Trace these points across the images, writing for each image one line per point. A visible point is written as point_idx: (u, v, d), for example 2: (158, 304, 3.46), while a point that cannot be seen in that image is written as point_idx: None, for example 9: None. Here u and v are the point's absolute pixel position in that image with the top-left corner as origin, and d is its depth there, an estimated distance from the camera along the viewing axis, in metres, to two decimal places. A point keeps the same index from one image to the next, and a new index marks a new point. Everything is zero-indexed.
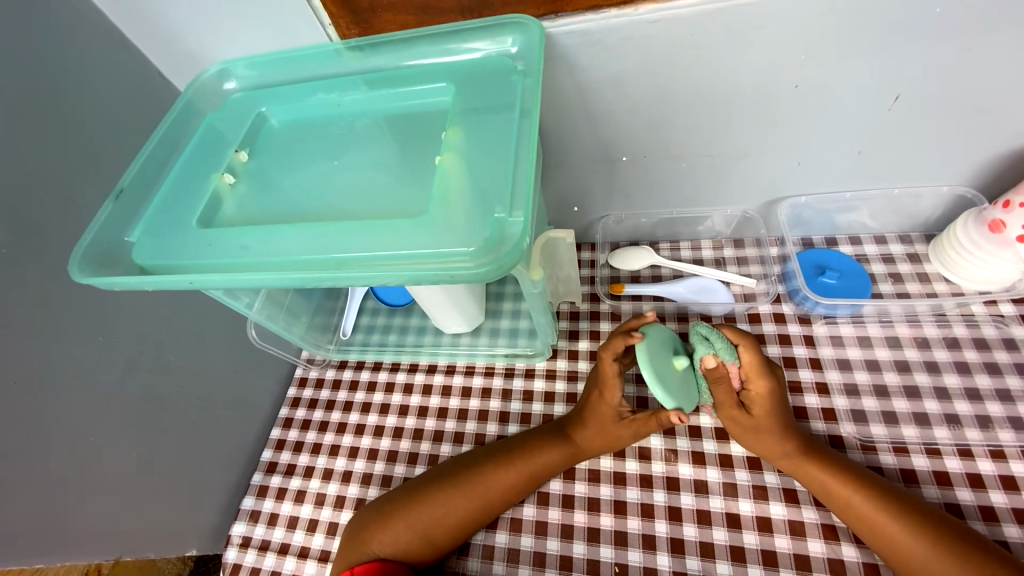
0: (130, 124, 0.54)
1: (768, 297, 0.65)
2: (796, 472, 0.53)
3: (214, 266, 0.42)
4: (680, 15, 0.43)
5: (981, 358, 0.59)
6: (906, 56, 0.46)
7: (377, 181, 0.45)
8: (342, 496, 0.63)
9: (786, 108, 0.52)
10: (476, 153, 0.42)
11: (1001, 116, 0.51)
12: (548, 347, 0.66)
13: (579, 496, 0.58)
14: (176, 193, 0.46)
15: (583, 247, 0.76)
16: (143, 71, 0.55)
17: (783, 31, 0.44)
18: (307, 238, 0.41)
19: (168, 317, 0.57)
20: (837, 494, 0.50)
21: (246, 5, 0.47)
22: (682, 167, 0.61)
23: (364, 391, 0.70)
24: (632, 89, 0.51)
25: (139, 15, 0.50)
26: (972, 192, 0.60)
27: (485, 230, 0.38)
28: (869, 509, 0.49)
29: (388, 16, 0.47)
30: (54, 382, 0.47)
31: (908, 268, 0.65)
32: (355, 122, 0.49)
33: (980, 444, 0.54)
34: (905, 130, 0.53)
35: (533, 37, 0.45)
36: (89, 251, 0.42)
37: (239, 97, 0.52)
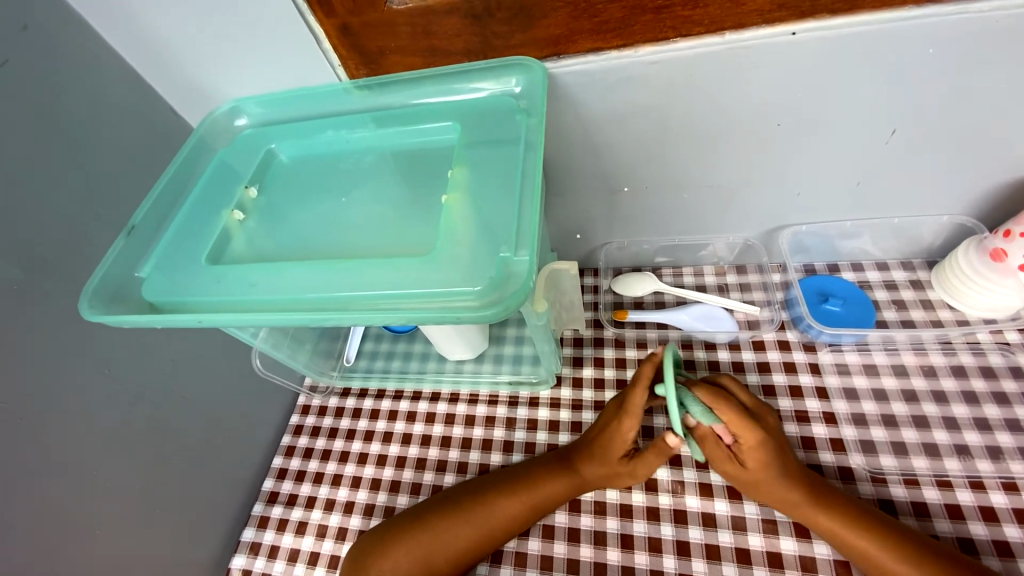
0: (143, 159, 0.55)
1: (772, 325, 0.65)
2: (810, 522, 0.51)
3: (223, 304, 0.42)
4: (678, 56, 0.44)
5: (988, 387, 0.58)
6: (902, 92, 0.47)
7: (385, 218, 0.45)
8: (344, 528, 0.62)
9: (784, 142, 0.53)
10: (482, 191, 0.42)
11: (997, 149, 0.52)
12: (551, 375, 0.66)
13: (584, 528, 0.57)
14: (187, 230, 0.47)
15: (586, 273, 0.76)
16: (157, 108, 0.56)
17: (779, 70, 0.45)
18: (315, 276, 0.42)
19: (173, 347, 0.58)
20: (854, 543, 0.49)
21: (259, 48, 0.48)
22: (683, 197, 0.62)
23: (367, 419, 0.70)
24: (633, 124, 0.52)
25: (155, 56, 0.52)
26: (972, 222, 0.60)
27: (491, 269, 0.38)
28: (889, 557, 0.47)
29: (395, 58, 0.48)
30: (60, 415, 0.47)
31: (912, 295, 0.66)
32: (363, 158, 0.50)
33: (992, 476, 0.53)
34: (902, 161, 0.54)
35: (536, 78, 0.46)
36: (100, 288, 0.43)
37: (249, 134, 0.53)
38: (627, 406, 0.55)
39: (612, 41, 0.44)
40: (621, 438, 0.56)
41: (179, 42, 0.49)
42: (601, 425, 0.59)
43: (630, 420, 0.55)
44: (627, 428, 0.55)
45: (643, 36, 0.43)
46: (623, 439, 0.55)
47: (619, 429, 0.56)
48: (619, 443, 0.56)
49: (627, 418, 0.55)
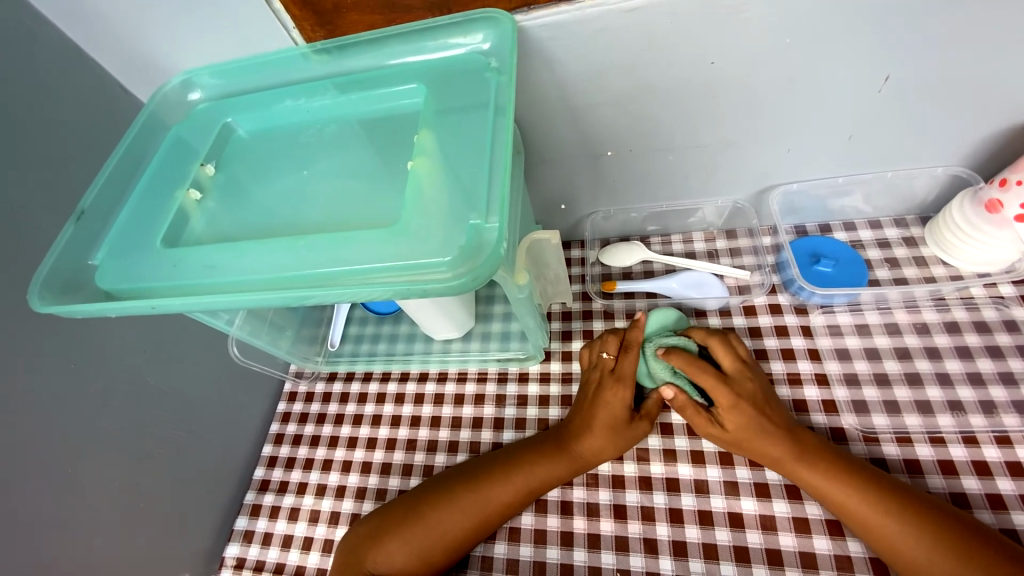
0: (93, 141, 0.52)
1: (762, 289, 0.64)
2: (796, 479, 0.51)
3: (184, 288, 0.40)
4: (657, 2, 0.41)
5: (982, 342, 0.57)
6: (899, 34, 0.44)
7: (350, 191, 0.43)
8: (336, 512, 0.61)
9: (772, 96, 0.50)
10: (449, 156, 0.40)
11: (995, 93, 0.49)
12: (540, 351, 0.65)
13: (577, 501, 0.57)
14: (140, 212, 0.44)
15: (573, 245, 0.75)
16: (105, 85, 0.53)
17: (766, 14, 0.42)
18: (280, 255, 0.39)
19: (143, 339, 0.56)
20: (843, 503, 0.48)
21: (205, 8, 0.44)
22: (668, 160, 0.59)
23: (355, 403, 0.69)
24: (611, 82, 0.49)
25: (95, 26, 0.48)
26: (968, 172, 0.58)
27: (460, 238, 0.36)
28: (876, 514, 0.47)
29: (354, 16, 0.44)
30: (24, 414, 0.45)
31: (905, 252, 0.64)
32: (326, 129, 0.47)
33: (985, 430, 0.52)
34: (895, 112, 0.52)
35: (506, 32, 0.43)
36: (49, 278, 0.40)
37: (204, 107, 0.50)
38: (618, 372, 0.56)
39: None
40: (622, 403, 0.55)
41: (117, 8, 0.46)
42: (590, 399, 0.57)
43: (624, 384, 0.56)
44: (625, 393, 0.55)
45: None
46: (620, 404, 0.55)
47: (615, 396, 0.55)
48: (622, 410, 0.55)
49: (622, 385, 0.56)
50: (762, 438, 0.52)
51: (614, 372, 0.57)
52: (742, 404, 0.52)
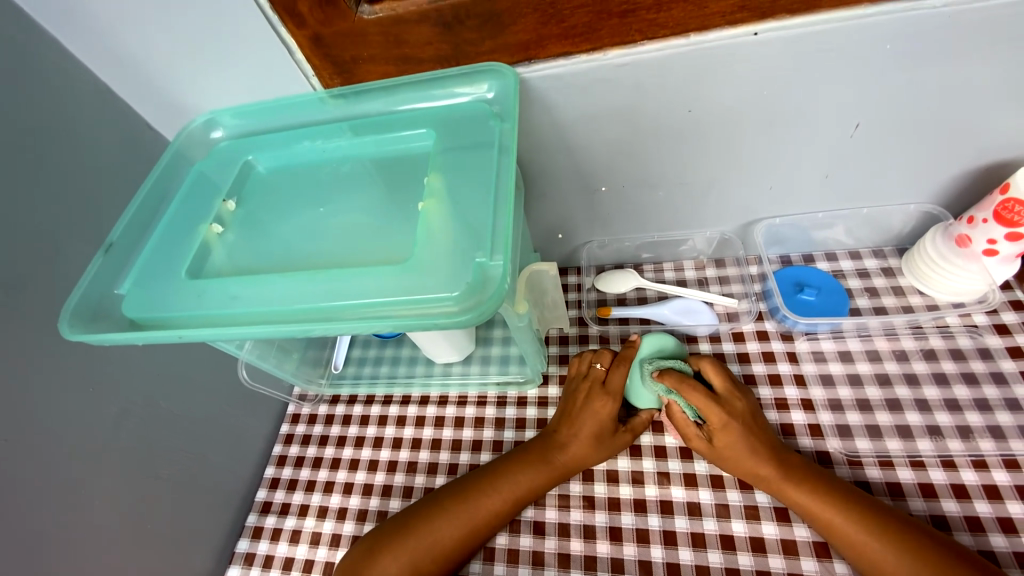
0: (119, 175, 0.55)
1: (750, 316, 0.67)
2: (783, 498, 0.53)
3: (206, 319, 0.42)
4: (646, 58, 0.45)
5: (958, 369, 0.60)
6: (865, 88, 0.48)
7: (363, 227, 0.46)
8: (338, 534, 0.63)
9: (753, 139, 0.54)
10: (457, 198, 0.43)
11: (957, 139, 0.54)
12: (538, 375, 0.67)
13: (574, 523, 0.58)
14: (165, 246, 0.47)
15: (569, 272, 0.78)
16: (132, 123, 0.56)
17: (744, 71, 0.46)
18: (297, 288, 0.42)
19: (157, 362, 0.58)
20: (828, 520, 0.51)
21: (232, 57, 0.48)
22: (659, 195, 0.63)
23: (357, 425, 0.71)
24: (605, 126, 0.53)
25: (128, 71, 0.52)
26: (938, 209, 0.62)
27: (467, 275, 0.39)
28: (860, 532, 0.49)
29: (369, 66, 0.48)
30: (43, 436, 0.47)
31: (884, 282, 0.67)
32: (340, 168, 0.50)
33: (963, 454, 0.55)
34: (867, 155, 0.56)
35: (509, 83, 0.47)
36: (78, 308, 0.42)
37: (226, 145, 0.53)
38: (607, 387, 0.59)
39: (581, 45, 0.45)
40: (608, 416, 0.58)
41: (151, 56, 0.50)
42: (578, 410, 0.60)
43: (611, 398, 0.59)
44: (612, 407, 0.59)
45: (610, 39, 0.44)
46: (606, 417, 0.58)
47: (602, 409, 0.59)
48: (608, 422, 0.58)
49: (609, 399, 0.59)
50: (752, 458, 0.54)
51: (602, 386, 0.60)
52: (734, 424, 0.55)
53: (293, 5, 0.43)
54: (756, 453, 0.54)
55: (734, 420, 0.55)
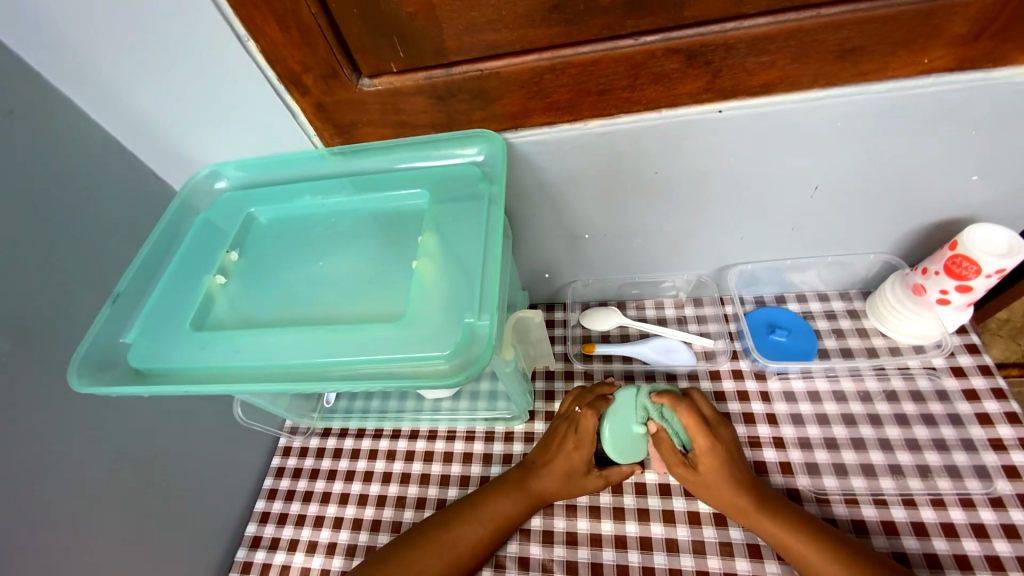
0: (124, 221, 0.57)
1: (726, 356, 0.71)
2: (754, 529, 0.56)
3: (208, 370, 0.45)
4: (623, 129, 0.50)
5: (918, 410, 0.64)
6: (822, 155, 0.53)
7: (359, 281, 0.49)
8: (326, 569, 0.64)
9: (723, 197, 0.59)
10: (448, 258, 0.47)
11: (909, 199, 0.59)
12: (524, 412, 0.70)
13: (557, 559, 0.60)
14: (169, 297, 0.49)
15: (556, 308, 0.81)
16: (139, 172, 0.59)
17: (711, 141, 0.51)
18: (294, 342, 0.45)
19: (154, 401, 0.59)
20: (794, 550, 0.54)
21: (240, 118, 0.52)
22: (638, 242, 0.67)
23: (347, 459, 0.72)
24: (587, 183, 0.57)
25: (139, 127, 0.55)
26: (894, 259, 0.67)
27: (455, 334, 0.43)
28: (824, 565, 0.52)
29: (368, 129, 0.52)
30: (43, 479, 0.49)
31: (850, 324, 0.72)
32: (339, 221, 0.54)
33: (922, 493, 0.58)
34: (828, 211, 0.61)
35: (497, 149, 0.51)
36: (86, 359, 0.45)
37: (230, 196, 0.56)
38: (582, 432, 0.62)
39: (564, 116, 0.49)
40: (579, 458, 0.61)
41: (162, 116, 0.53)
42: (552, 449, 0.62)
43: (585, 444, 0.61)
44: (584, 451, 0.61)
45: (590, 112, 0.49)
46: (578, 459, 0.61)
47: (574, 451, 0.61)
48: (579, 463, 0.61)
49: (582, 442, 0.62)
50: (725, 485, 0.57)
51: (578, 432, 0.62)
52: (718, 448, 0.59)
53: (300, 78, 0.47)
54: (736, 480, 0.58)
55: (719, 445, 0.59)
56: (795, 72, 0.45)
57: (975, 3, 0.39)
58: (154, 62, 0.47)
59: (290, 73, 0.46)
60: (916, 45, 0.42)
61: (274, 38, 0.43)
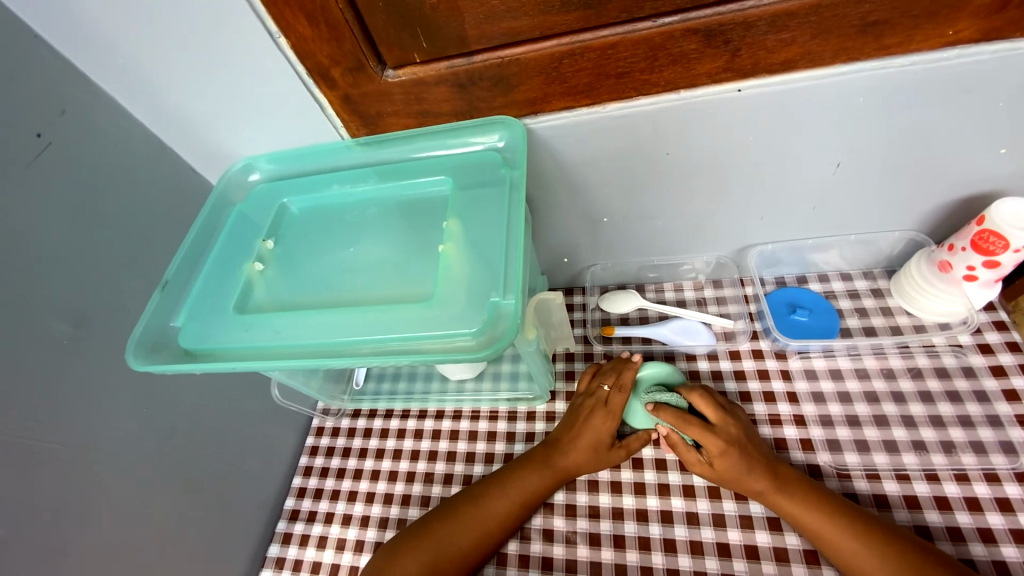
0: (166, 214, 0.61)
1: (745, 336, 0.71)
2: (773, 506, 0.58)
3: (253, 350, 0.48)
4: (642, 111, 0.50)
5: (943, 387, 0.64)
6: (844, 132, 0.53)
7: (388, 265, 0.51)
8: (361, 540, 0.68)
9: (742, 177, 0.59)
10: (472, 241, 0.49)
11: (934, 174, 0.58)
12: (545, 392, 0.72)
13: (581, 531, 0.63)
14: (213, 284, 0.53)
15: (575, 292, 0.82)
16: (177, 167, 0.62)
17: (730, 121, 0.51)
18: (330, 323, 0.48)
19: (200, 383, 0.63)
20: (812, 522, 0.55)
21: (272, 113, 0.54)
22: (657, 225, 0.68)
23: (377, 438, 0.76)
24: (606, 167, 0.58)
25: (177, 124, 0.58)
26: (920, 237, 0.67)
27: (483, 312, 0.45)
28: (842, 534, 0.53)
29: (392, 120, 0.54)
30: (107, 452, 0.53)
31: (873, 302, 0.71)
32: (367, 209, 0.56)
33: (946, 468, 0.59)
34: (850, 189, 0.60)
35: (517, 134, 0.52)
36: (141, 341, 0.49)
37: (262, 188, 0.59)
38: (610, 406, 0.64)
39: (582, 100, 0.50)
40: (606, 431, 0.63)
41: (199, 112, 0.56)
42: (579, 424, 0.64)
43: (613, 416, 0.63)
44: (612, 424, 0.63)
45: (609, 95, 0.49)
46: (605, 432, 0.63)
47: (602, 425, 0.63)
48: (606, 436, 0.63)
49: (609, 416, 0.63)
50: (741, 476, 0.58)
51: (605, 405, 0.64)
52: (731, 449, 0.58)
53: (327, 71, 0.48)
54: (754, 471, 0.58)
55: (731, 445, 0.58)
56: (815, 49, 0.45)
57: None
58: (192, 61, 0.50)
59: (319, 67, 0.48)
60: (941, 17, 0.42)
61: (304, 34, 0.45)
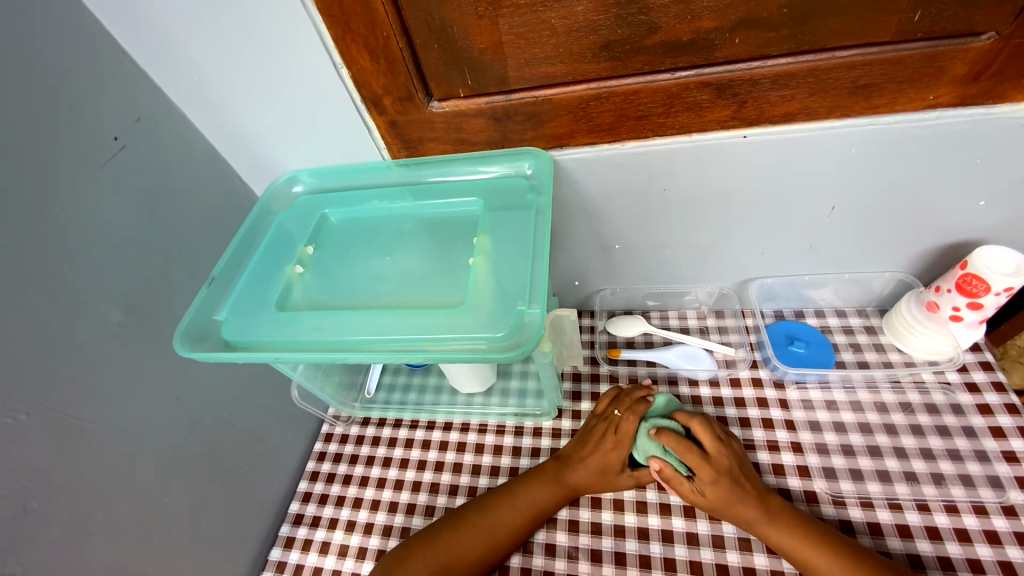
0: (212, 218, 0.66)
1: (746, 363, 0.75)
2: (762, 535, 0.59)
3: (290, 344, 0.52)
4: (658, 150, 0.56)
5: (933, 422, 0.67)
6: (837, 179, 0.58)
7: (420, 274, 0.56)
8: (364, 547, 0.69)
9: (745, 214, 0.64)
10: (500, 256, 0.54)
11: (920, 221, 0.63)
12: (553, 408, 0.75)
13: (582, 546, 0.64)
14: (256, 283, 0.57)
15: (584, 314, 0.86)
16: (227, 176, 0.68)
17: (736, 164, 0.57)
18: (366, 323, 0.51)
19: (225, 380, 0.66)
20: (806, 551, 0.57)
21: (323, 134, 0.60)
22: (665, 254, 0.73)
23: (385, 446, 0.78)
24: (621, 198, 0.63)
25: (234, 137, 0.64)
26: (910, 278, 0.71)
27: (510, 319, 0.49)
28: (838, 560, 0.55)
29: (432, 145, 0.59)
30: (137, 439, 0.55)
31: (866, 339, 0.75)
32: (401, 224, 0.61)
33: (936, 499, 0.61)
34: (844, 231, 0.66)
35: (544, 163, 0.58)
36: (187, 330, 0.53)
37: (304, 199, 0.64)
38: (620, 432, 0.65)
39: (605, 138, 0.56)
40: (615, 456, 0.65)
41: (256, 128, 0.61)
42: (590, 446, 0.66)
43: (622, 442, 0.65)
44: (621, 450, 0.65)
45: (629, 134, 0.55)
46: (614, 457, 0.65)
47: (611, 449, 0.65)
48: (615, 461, 0.65)
49: (619, 443, 0.65)
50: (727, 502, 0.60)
51: (616, 431, 0.66)
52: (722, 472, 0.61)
53: (379, 99, 0.54)
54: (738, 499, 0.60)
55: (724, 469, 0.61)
56: (812, 105, 0.51)
57: (974, 49, 0.45)
58: (259, 83, 0.56)
59: (372, 95, 0.54)
60: (921, 84, 0.48)
61: (364, 67, 0.51)
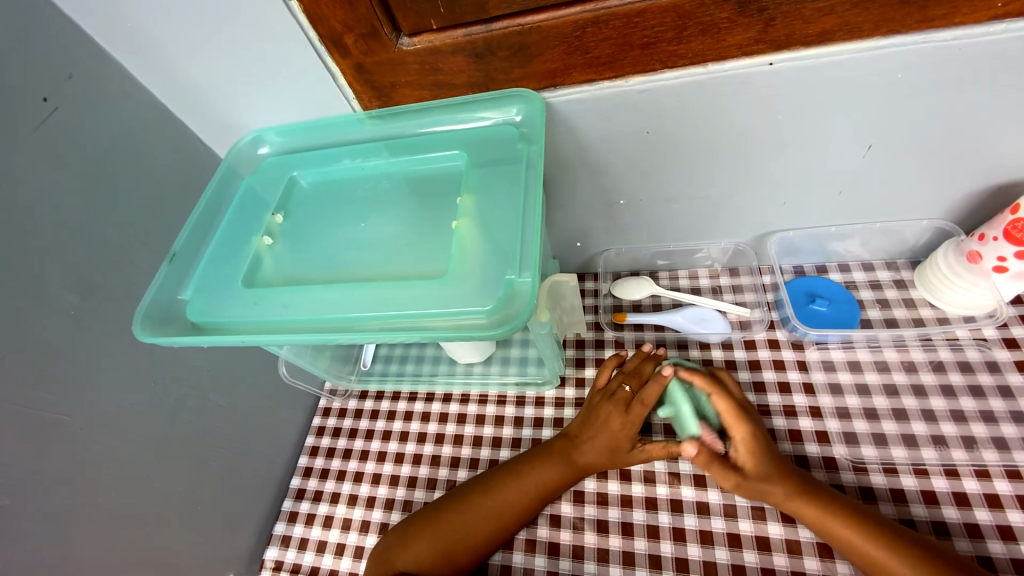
0: (173, 187, 0.60)
1: (762, 325, 0.69)
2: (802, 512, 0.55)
3: (259, 324, 0.48)
4: (665, 86, 0.48)
5: (965, 381, 0.62)
6: (876, 111, 0.50)
7: (399, 241, 0.50)
8: (366, 521, 0.67)
9: (766, 159, 0.57)
10: (486, 218, 0.47)
11: (968, 159, 0.55)
12: (556, 376, 0.71)
13: (588, 517, 0.62)
14: (222, 257, 0.52)
15: (587, 277, 0.80)
16: (185, 139, 0.61)
17: (759, 97, 0.49)
18: (339, 298, 0.47)
19: (207, 359, 0.63)
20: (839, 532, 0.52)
21: (281, 83, 0.53)
22: (675, 208, 0.66)
23: (384, 419, 0.75)
24: (625, 145, 0.56)
25: (185, 93, 0.57)
26: (949, 226, 0.64)
27: (497, 289, 0.44)
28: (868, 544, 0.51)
29: (406, 91, 0.52)
30: (113, 424, 0.52)
31: (896, 294, 0.69)
32: (379, 184, 0.55)
33: (966, 464, 0.57)
34: (879, 173, 0.58)
35: (535, 108, 0.51)
36: (148, 311, 0.49)
37: (271, 161, 0.58)
38: (631, 411, 0.62)
39: (604, 73, 0.48)
40: (622, 434, 0.62)
41: (207, 81, 0.54)
42: (596, 425, 0.63)
43: (632, 423, 0.62)
44: (630, 428, 0.62)
45: (632, 68, 0.47)
46: (624, 436, 0.62)
47: (619, 426, 0.62)
48: (624, 439, 0.62)
49: (627, 421, 0.62)
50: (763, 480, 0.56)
51: (626, 410, 0.62)
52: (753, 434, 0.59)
53: (340, 38, 0.47)
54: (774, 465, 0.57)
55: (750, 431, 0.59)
56: (854, 19, 0.42)
57: None
58: (201, 26, 0.48)
59: (331, 32, 0.46)
60: None
61: None
